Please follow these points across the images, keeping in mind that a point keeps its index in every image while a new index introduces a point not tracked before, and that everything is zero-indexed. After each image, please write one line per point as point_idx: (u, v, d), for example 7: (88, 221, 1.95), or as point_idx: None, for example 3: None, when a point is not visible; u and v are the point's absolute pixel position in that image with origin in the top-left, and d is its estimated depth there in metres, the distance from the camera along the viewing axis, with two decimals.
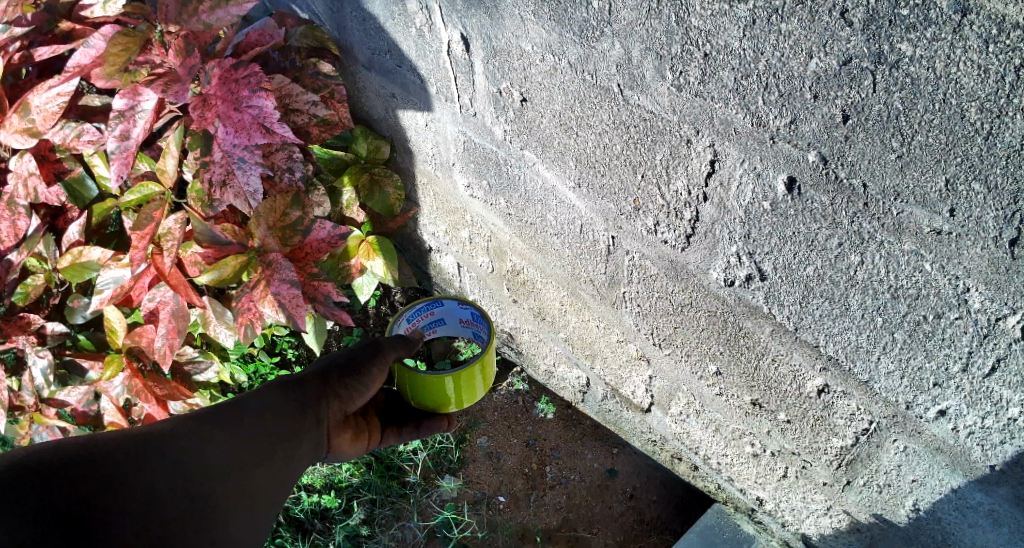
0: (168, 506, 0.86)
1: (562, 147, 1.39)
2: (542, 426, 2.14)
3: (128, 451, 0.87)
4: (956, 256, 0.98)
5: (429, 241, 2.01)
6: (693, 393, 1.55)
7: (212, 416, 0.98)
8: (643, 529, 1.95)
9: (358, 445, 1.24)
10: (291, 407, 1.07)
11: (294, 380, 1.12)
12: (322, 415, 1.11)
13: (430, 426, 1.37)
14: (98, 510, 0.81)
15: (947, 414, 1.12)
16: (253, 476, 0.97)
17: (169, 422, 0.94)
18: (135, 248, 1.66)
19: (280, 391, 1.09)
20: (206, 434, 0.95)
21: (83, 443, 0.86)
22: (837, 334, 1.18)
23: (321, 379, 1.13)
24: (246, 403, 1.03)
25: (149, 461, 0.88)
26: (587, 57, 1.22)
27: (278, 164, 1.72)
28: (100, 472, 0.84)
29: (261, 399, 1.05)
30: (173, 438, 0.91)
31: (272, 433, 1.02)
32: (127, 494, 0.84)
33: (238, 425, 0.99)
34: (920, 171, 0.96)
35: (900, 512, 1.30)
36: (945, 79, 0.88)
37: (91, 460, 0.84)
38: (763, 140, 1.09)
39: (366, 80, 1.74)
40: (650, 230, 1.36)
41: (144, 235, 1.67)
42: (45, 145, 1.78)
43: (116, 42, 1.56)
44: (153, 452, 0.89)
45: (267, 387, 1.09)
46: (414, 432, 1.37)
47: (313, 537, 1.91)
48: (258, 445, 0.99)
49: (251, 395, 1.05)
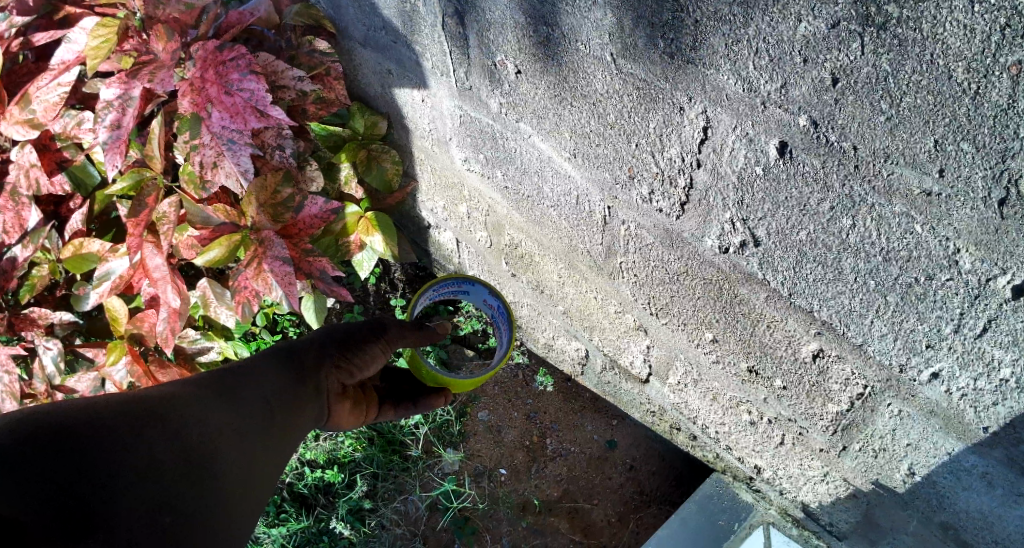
0: (174, 480, 0.89)
1: (557, 118, 1.41)
2: (542, 400, 2.17)
3: (132, 421, 0.90)
4: (946, 217, 0.99)
5: (428, 218, 2.03)
6: (691, 361, 1.56)
7: (213, 386, 1.02)
8: (643, 499, 2.00)
9: (356, 420, 1.28)
10: (289, 381, 1.11)
11: (291, 350, 1.17)
12: (320, 385, 1.16)
13: (425, 403, 1.39)
14: (102, 480, 0.84)
15: (940, 377, 1.14)
16: (255, 449, 1.01)
17: (168, 392, 0.97)
18: (130, 235, 1.71)
19: (279, 365, 1.13)
20: (207, 404, 0.99)
21: (86, 415, 0.89)
22: (830, 299, 1.20)
23: (318, 349, 1.19)
24: (245, 373, 1.07)
25: (152, 432, 0.91)
26: (581, 27, 1.24)
27: (268, 143, 1.73)
28: (105, 444, 0.87)
29: (262, 373, 1.09)
30: (175, 408, 0.95)
31: (271, 405, 1.06)
32: (131, 462, 0.87)
33: (237, 395, 1.03)
34: (909, 132, 0.97)
35: (896, 476, 1.32)
36: (931, 40, 0.89)
37: (96, 433, 0.87)
38: (754, 105, 1.11)
39: (362, 58, 1.75)
40: (645, 199, 1.37)
41: (140, 221, 1.71)
42: (45, 135, 1.79)
43: (95, 33, 1.58)
44: (158, 422, 0.92)
45: (262, 356, 1.14)
46: (410, 410, 1.40)
47: (317, 511, 1.96)
48: (258, 418, 1.03)
49: (250, 365, 1.09)
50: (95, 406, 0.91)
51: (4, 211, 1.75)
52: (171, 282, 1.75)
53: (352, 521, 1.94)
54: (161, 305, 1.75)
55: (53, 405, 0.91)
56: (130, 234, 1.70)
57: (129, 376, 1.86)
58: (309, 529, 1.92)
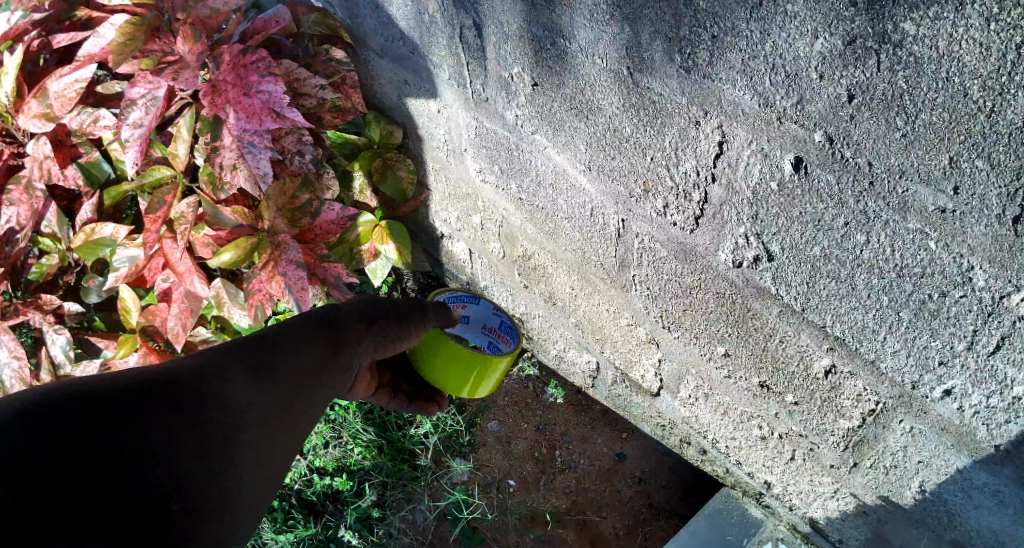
0: (180, 470, 0.90)
1: (573, 130, 1.42)
2: (553, 412, 2.20)
3: (150, 400, 0.93)
4: (960, 234, 1.00)
5: (440, 228, 2.05)
6: (702, 376, 1.57)
7: (238, 366, 1.03)
8: (651, 512, 2.03)
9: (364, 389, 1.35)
10: (317, 359, 1.11)
11: (326, 321, 1.16)
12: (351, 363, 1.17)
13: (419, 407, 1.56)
14: (113, 463, 0.86)
15: (952, 394, 1.14)
16: (269, 438, 1.01)
17: (193, 374, 0.99)
18: (148, 231, 1.71)
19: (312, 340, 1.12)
20: (227, 387, 0.99)
21: (107, 392, 0.91)
22: (844, 314, 1.20)
23: (354, 320, 1.19)
24: (275, 350, 1.07)
25: (165, 421, 0.92)
26: (598, 41, 1.25)
27: (288, 148, 1.73)
28: (119, 424, 0.89)
29: (293, 348, 1.09)
30: (191, 394, 0.96)
31: (295, 388, 1.07)
32: (142, 444, 0.89)
33: (263, 376, 1.04)
34: (923, 149, 0.98)
35: (906, 494, 1.32)
36: (947, 58, 0.89)
37: (108, 418, 0.89)
38: (770, 121, 1.12)
39: (378, 69, 1.77)
40: (659, 212, 1.38)
41: (157, 219, 1.71)
42: (62, 130, 1.80)
43: (123, 30, 1.59)
44: (171, 410, 0.93)
45: (297, 326, 1.13)
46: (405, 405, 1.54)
47: (325, 519, 1.98)
48: (279, 403, 1.04)
49: (280, 339, 1.10)
50: (116, 386, 0.93)
51: (18, 203, 1.76)
52: (196, 274, 1.81)
53: (360, 528, 1.96)
54: (180, 297, 1.81)
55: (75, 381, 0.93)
56: (148, 231, 1.70)
57: None
58: (315, 537, 1.95)
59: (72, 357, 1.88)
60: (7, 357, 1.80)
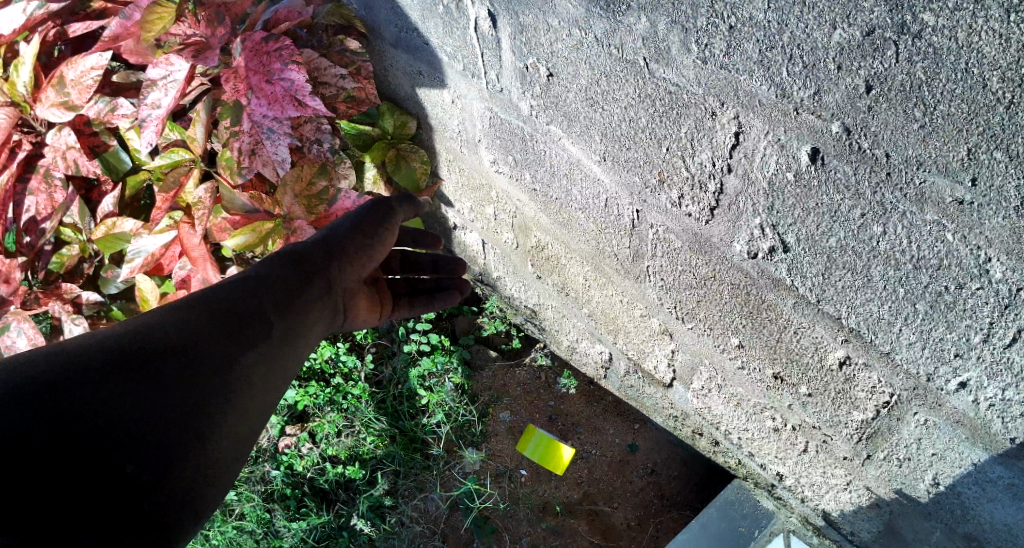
0: (170, 443, 0.96)
1: (588, 121, 1.41)
2: (565, 402, 2.21)
3: (142, 364, 0.99)
4: (977, 226, 0.99)
5: (453, 219, 2.06)
6: (715, 367, 1.57)
7: (219, 322, 1.10)
8: (663, 504, 2.05)
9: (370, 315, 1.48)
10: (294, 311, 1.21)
11: (298, 260, 1.28)
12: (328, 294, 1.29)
13: (444, 299, 1.65)
14: (109, 433, 0.92)
15: (968, 387, 1.13)
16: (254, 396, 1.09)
17: (178, 336, 1.05)
18: (158, 209, 1.77)
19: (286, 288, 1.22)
20: (210, 344, 1.07)
21: (102, 359, 0.98)
22: (860, 306, 1.20)
23: (323, 259, 1.30)
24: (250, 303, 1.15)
25: (167, 385, 1.00)
26: (614, 31, 1.24)
27: (306, 136, 1.76)
28: (115, 396, 0.95)
29: (271, 299, 1.19)
30: (170, 354, 1.03)
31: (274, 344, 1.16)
32: (139, 410, 0.96)
33: (241, 333, 1.12)
34: (941, 141, 0.97)
35: (920, 486, 1.32)
36: (966, 49, 0.89)
37: (104, 388, 0.95)
38: (787, 112, 1.11)
39: (392, 58, 1.76)
40: (674, 203, 1.38)
41: (169, 198, 1.77)
42: (80, 120, 1.82)
43: (150, 10, 1.58)
44: (152, 375, 0.99)
45: (273, 274, 1.23)
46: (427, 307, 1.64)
47: (337, 507, 2.04)
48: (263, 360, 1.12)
49: (258, 291, 1.18)
50: (104, 352, 0.99)
51: (37, 192, 1.80)
52: (210, 262, 1.81)
53: (372, 517, 2.00)
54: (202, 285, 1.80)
55: (66, 346, 1.00)
56: (157, 208, 1.76)
57: None
58: (328, 524, 2.01)
59: None
60: (28, 346, 1.82)
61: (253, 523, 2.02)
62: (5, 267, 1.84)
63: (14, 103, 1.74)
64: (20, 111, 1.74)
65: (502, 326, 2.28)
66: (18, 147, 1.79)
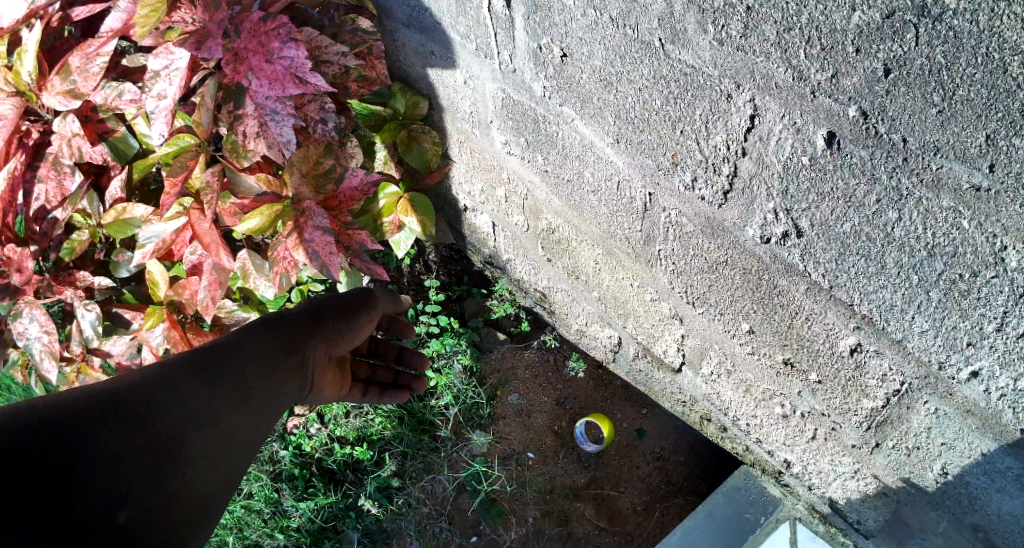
0: (150, 465, 1.04)
1: (602, 102, 1.41)
2: (572, 386, 2.22)
3: (131, 401, 1.08)
4: (994, 213, 0.98)
5: (464, 201, 2.05)
6: (724, 352, 1.56)
7: (206, 373, 1.21)
8: (671, 489, 2.06)
9: (336, 392, 1.59)
10: (270, 374, 1.33)
11: (281, 326, 1.41)
12: (301, 363, 1.42)
13: (392, 393, 1.82)
14: (99, 451, 1.00)
15: (980, 376, 1.13)
16: (229, 438, 1.18)
17: (162, 380, 1.15)
18: (169, 195, 1.69)
19: (265, 352, 1.34)
20: (199, 392, 1.17)
21: (96, 395, 1.07)
22: (872, 293, 1.19)
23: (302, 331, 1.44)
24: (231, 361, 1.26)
25: (152, 419, 1.08)
26: (629, 12, 1.23)
27: (310, 116, 1.73)
28: (106, 423, 1.03)
29: (251, 357, 1.30)
30: (166, 398, 1.12)
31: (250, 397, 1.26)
32: (127, 436, 1.04)
33: (222, 381, 1.22)
34: (961, 126, 0.96)
35: (928, 476, 1.31)
36: (988, 33, 0.87)
37: (98, 418, 1.03)
38: (803, 95, 1.10)
39: (404, 38, 1.74)
40: (687, 186, 1.37)
41: (178, 183, 1.69)
42: (87, 106, 1.76)
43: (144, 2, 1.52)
44: (151, 417, 1.08)
45: (255, 337, 1.35)
46: (378, 397, 1.80)
47: (345, 487, 2.07)
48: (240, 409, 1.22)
49: (239, 350, 1.30)
50: (98, 393, 1.08)
51: (47, 180, 1.75)
52: (223, 248, 1.78)
53: (379, 498, 2.03)
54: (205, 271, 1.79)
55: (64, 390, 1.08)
56: (168, 194, 1.68)
57: (165, 342, 1.92)
58: (336, 505, 2.03)
59: (100, 331, 1.93)
60: (39, 332, 1.85)
61: (261, 504, 2.05)
62: (17, 255, 1.81)
63: (19, 92, 1.69)
64: (26, 100, 1.70)
65: (511, 309, 2.25)
66: (26, 136, 1.75)
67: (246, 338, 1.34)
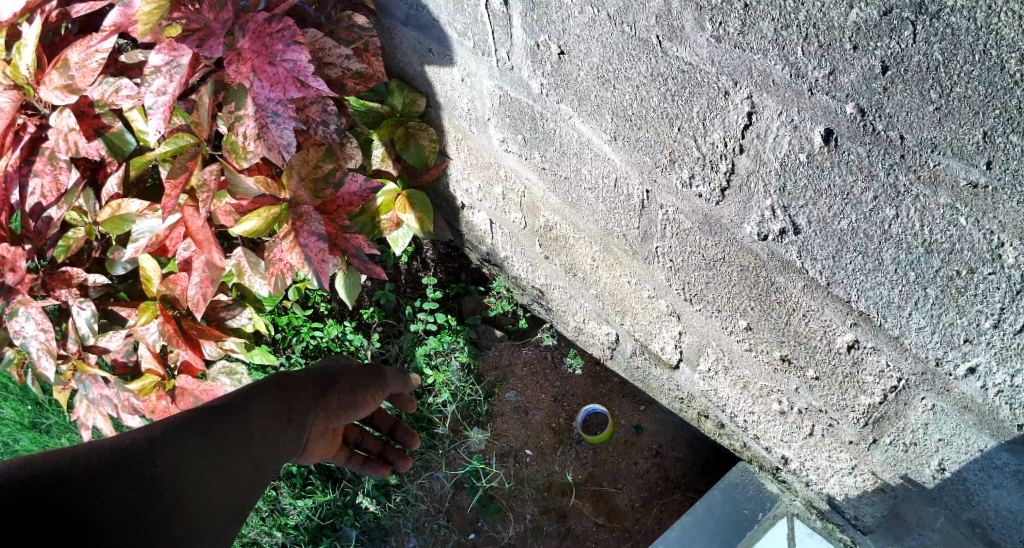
0: (159, 509, 1.00)
1: (599, 100, 1.41)
2: (570, 383, 2.22)
3: (143, 447, 1.05)
4: (991, 210, 0.98)
5: (462, 198, 2.05)
6: (722, 349, 1.57)
7: (219, 412, 1.17)
8: (668, 486, 2.07)
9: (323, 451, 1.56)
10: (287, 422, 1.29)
11: (299, 379, 1.38)
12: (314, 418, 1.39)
13: (372, 470, 1.81)
14: (105, 496, 0.96)
15: (977, 372, 1.13)
16: (242, 483, 1.13)
17: (178, 425, 1.11)
18: (168, 197, 1.68)
19: (283, 400, 1.31)
20: (215, 436, 1.13)
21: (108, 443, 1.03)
22: (869, 290, 1.19)
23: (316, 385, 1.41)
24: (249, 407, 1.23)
25: (164, 461, 1.04)
26: (626, 9, 1.23)
27: (311, 118, 1.72)
28: (116, 470, 1.00)
29: (269, 403, 1.27)
30: (180, 443, 1.08)
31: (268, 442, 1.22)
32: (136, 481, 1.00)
33: (239, 424, 1.18)
34: (958, 123, 0.96)
35: (925, 472, 1.32)
36: (985, 30, 0.87)
37: (107, 463, 1.00)
38: (800, 92, 1.10)
39: (401, 36, 1.74)
40: (685, 183, 1.37)
41: (178, 185, 1.68)
42: (84, 100, 1.75)
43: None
44: (161, 457, 1.05)
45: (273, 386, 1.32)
46: (360, 467, 1.78)
47: (343, 484, 2.05)
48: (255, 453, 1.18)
49: (258, 397, 1.26)
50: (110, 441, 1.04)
51: (42, 174, 1.76)
52: (215, 245, 1.80)
53: (378, 495, 2.02)
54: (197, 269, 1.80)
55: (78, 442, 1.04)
56: (168, 196, 1.67)
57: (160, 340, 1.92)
58: (334, 502, 2.02)
59: (96, 328, 1.92)
60: (36, 329, 1.84)
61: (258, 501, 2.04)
62: (11, 254, 1.79)
63: (16, 85, 1.69)
64: (23, 94, 1.70)
65: (509, 305, 2.24)
66: (22, 129, 1.75)
67: (265, 387, 1.31)
